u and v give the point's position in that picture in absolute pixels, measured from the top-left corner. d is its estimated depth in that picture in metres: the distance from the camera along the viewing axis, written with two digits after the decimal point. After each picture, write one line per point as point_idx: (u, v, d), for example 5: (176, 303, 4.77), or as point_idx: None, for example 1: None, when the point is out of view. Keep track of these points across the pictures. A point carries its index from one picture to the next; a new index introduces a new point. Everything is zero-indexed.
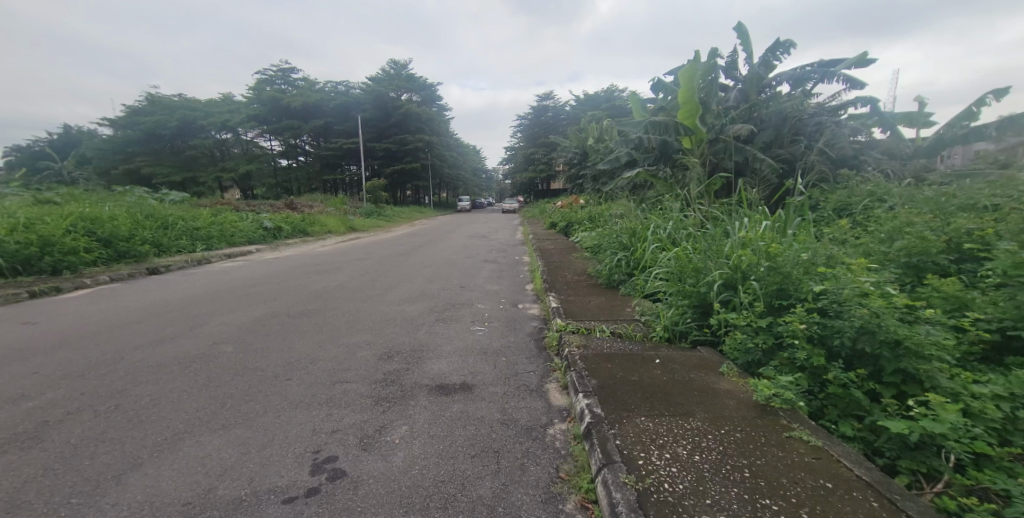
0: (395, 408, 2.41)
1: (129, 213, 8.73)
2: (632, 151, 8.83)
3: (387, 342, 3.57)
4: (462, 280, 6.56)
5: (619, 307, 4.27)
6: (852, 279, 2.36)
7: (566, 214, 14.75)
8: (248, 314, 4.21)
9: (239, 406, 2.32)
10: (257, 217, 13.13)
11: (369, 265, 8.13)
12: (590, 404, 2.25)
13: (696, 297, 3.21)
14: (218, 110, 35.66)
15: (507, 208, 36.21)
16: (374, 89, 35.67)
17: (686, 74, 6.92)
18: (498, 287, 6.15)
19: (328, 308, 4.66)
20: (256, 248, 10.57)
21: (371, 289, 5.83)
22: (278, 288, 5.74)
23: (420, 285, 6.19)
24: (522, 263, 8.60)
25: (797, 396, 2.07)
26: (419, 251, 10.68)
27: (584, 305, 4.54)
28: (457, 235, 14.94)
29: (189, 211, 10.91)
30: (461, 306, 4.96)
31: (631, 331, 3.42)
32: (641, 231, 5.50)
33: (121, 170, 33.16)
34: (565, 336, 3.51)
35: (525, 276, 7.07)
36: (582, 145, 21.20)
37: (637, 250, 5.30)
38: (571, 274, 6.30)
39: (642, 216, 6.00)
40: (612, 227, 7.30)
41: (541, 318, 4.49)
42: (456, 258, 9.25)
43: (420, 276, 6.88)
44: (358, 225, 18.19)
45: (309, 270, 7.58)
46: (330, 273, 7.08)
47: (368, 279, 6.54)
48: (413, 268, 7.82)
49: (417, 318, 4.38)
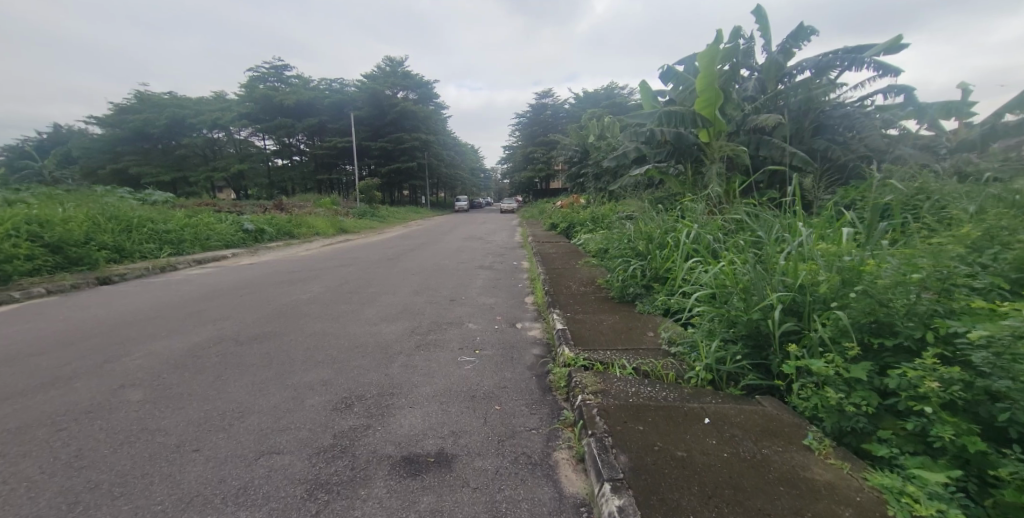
0: (333, 507, 1.65)
1: (88, 215, 7.99)
2: (642, 146, 8.10)
3: (348, 382, 2.81)
4: (452, 292, 5.81)
5: (639, 332, 3.53)
6: (1006, 312, 1.58)
7: (567, 215, 14.00)
8: (185, 342, 3.46)
9: (96, 510, 1.56)
10: (239, 218, 12.36)
11: (351, 273, 7.37)
12: (623, 510, 1.51)
13: (748, 327, 2.46)
14: (209, 109, 34.92)
15: (506, 208, 35.52)
16: (369, 87, 34.93)
17: (704, 58, 6.18)
18: (493, 300, 5.40)
19: (290, 330, 3.91)
20: (233, 252, 9.84)
21: (348, 303, 5.09)
22: (239, 302, 4.99)
23: (404, 298, 5.44)
24: (521, 269, 7.87)
25: (956, 508, 1.30)
26: (409, 255, 9.91)
27: (596, 327, 3.80)
28: (453, 237, 14.19)
29: (161, 214, 10.17)
30: (449, 326, 4.21)
31: (661, 370, 2.67)
32: (660, 237, 4.76)
33: (109, 170, 32.34)
34: (576, 374, 2.75)
35: (524, 285, 6.34)
36: (583, 143, 20.52)
37: (656, 259, 4.56)
38: (576, 285, 5.55)
39: (660, 219, 5.26)
40: (621, 229, 6.56)
41: (543, 343, 3.75)
42: (449, 264, 8.49)
43: (405, 287, 6.12)
44: (349, 226, 17.43)
45: (284, 278, 6.84)
46: (305, 282, 6.32)
47: (347, 290, 5.78)
48: (400, 276, 7.06)
49: (393, 344, 3.63)
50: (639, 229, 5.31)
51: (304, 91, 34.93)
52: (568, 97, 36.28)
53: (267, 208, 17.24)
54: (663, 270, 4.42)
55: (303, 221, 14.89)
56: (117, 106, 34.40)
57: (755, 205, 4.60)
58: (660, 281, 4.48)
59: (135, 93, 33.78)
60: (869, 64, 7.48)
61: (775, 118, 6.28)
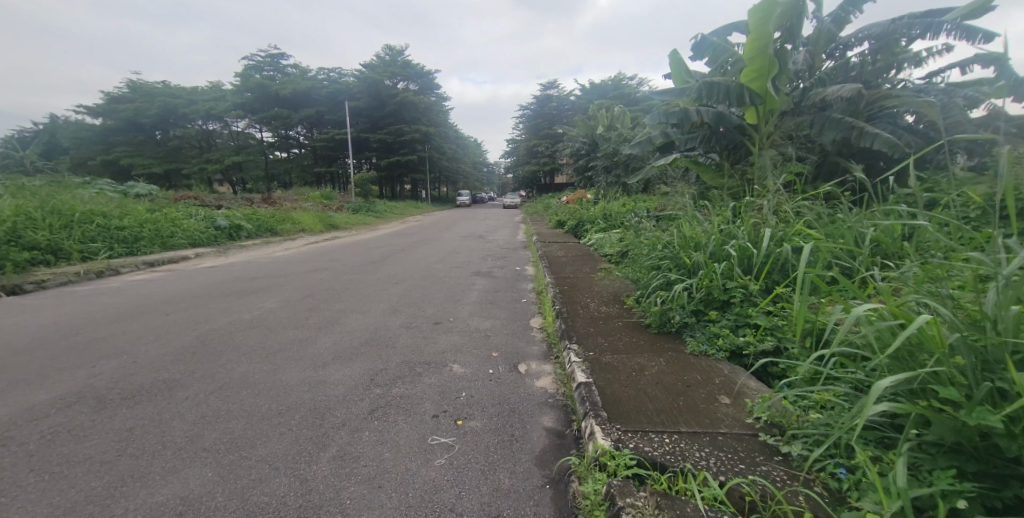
0: None
1: (19, 208, 6.81)
2: (670, 130, 6.91)
3: (227, 507, 1.62)
4: (439, 312, 4.61)
5: (705, 395, 2.34)
6: None
7: (574, 213, 12.78)
8: (17, 404, 2.29)
9: None
10: (214, 213, 11.16)
11: (324, 280, 6.19)
12: None
13: (974, 436, 1.27)
14: (203, 98, 33.73)
15: (509, 204, 34.40)
16: (368, 77, 33.70)
17: (757, 18, 4.87)
18: (491, 324, 4.20)
19: (198, 375, 2.73)
20: (199, 251, 8.68)
21: (302, 328, 3.90)
22: (156, 325, 3.81)
23: (376, 320, 4.25)
24: (525, 277, 6.71)
25: None
26: (398, 258, 8.72)
27: (633, 378, 2.62)
28: (450, 235, 13.01)
29: (118, 207, 9.00)
30: (426, 371, 3.02)
31: (782, 504, 1.47)
32: (714, 246, 3.59)
33: (98, 161, 31.14)
34: (626, 503, 1.55)
35: (529, 300, 5.17)
36: (591, 134, 19.36)
37: (710, 277, 3.40)
38: (596, 305, 4.38)
39: (706, 222, 4.07)
40: (649, 233, 5.38)
41: (558, 405, 2.57)
42: (442, 270, 7.30)
43: (381, 303, 4.92)
44: (340, 222, 16.22)
45: (240, 286, 5.65)
46: (260, 294, 5.14)
47: (308, 307, 4.59)
48: (380, 287, 5.86)
49: (336, 405, 2.46)
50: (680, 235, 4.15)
51: (301, 81, 33.71)
52: (574, 89, 35.03)
53: (252, 202, 16.02)
54: (721, 292, 3.26)
55: (287, 216, 13.67)
56: (108, 95, 33.16)
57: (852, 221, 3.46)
58: (715, 307, 3.31)
59: (127, 82, 32.62)
60: (950, 30, 6.11)
61: (850, 89, 5.05)
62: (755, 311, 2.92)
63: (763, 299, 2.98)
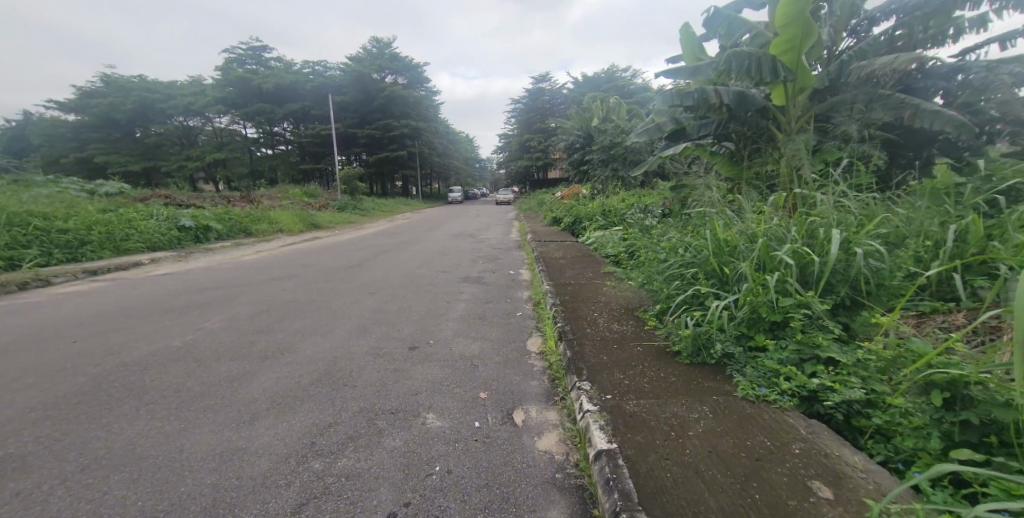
0: None
1: None
2: (681, 115, 6.26)
3: None
4: (418, 331, 3.84)
5: (787, 478, 1.61)
6: None
7: (570, 209, 12.03)
8: None
9: None
10: (179, 213, 10.26)
11: (290, 291, 5.40)
12: None
13: None
14: (181, 93, 32.45)
15: (502, 200, 33.70)
16: (354, 69, 32.73)
17: None
18: (479, 349, 3.44)
19: (63, 444, 1.94)
20: (156, 256, 7.80)
21: (242, 358, 3.11)
22: (50, 357, 2.99)
23: (339, 344, 3.47)
24: (520, 283, 5.96)
25: None
26: (380, 261, 7.93)
27: (676, 443, 1.88)
28: (438, 235, 12.22)
29: (65, 207, 8.08)
30: (390, 429, 2.25)
31: None
32: (760, 252, 2.86)
33: (70, 159, 29.77)
34: None
35: (526, 315, 4.42)
36: (585, 126, 18.67)
37: (761, 293, 2.66)
38: (606, 325, 3.64)
39: (743, 222, 3.35)
40: (666, 237, 4.68)
41: (573, 486, 1.82)
42: (426, 276, 6.52)
43: (351, 321, 4.15)
44: (321, 220, 15.31)
45: (188, 299, 4.84)
46: (205, 311, 4.32)
47: (259, 328, 3.80)
48: (353, 299, 5.07)
49: (252, 499, 1.69)
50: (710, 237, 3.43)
51: (284, 75, 32.61)
52: (567, 82, 34.40)
53: (227, 201, 15.10)
54: (774, 313, 2.54)
55: (263, 215, 12.77)
56: (81, 90, 31.77)
57: (928, 236, 2.85)
58: (762, 331, 2.60)
59: (101, 76, 31.32)
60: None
61: (906, 59, 4.30)
62: (828, 345, 2.23)
63: (835, 333, 2.31)
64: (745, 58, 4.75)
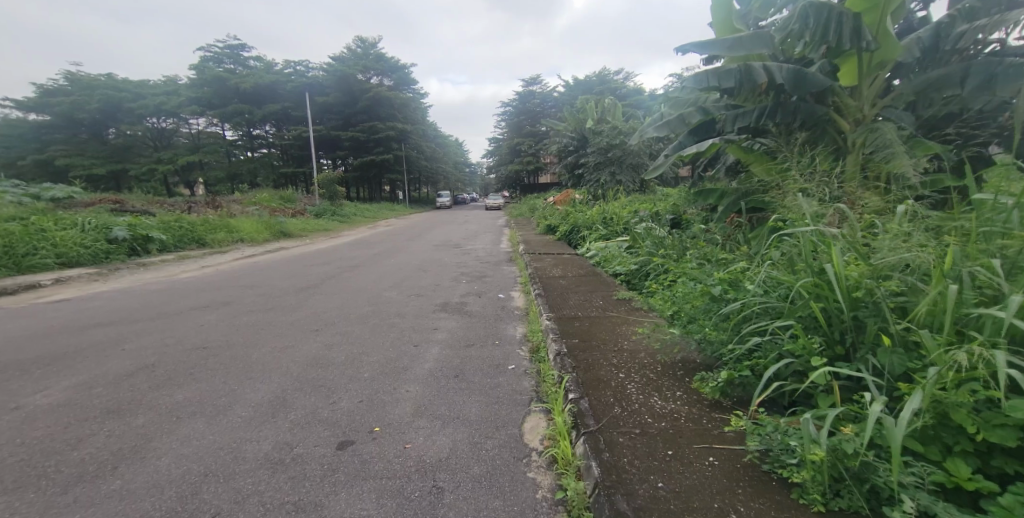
0: None
1: None
2: (710, 106, 5.10)
3: None
4: (360, 408, 2.59)
5: None
6: None
7: (566, 217, 10.85)
8: None
9: None
10: (115, 221, 8.86)
11: (209, 329, 4.09)
12: None
13: None
14: (152, 92, 30.72)
15: (491, 205, 32.59)
16: (337, 70, 31.42)
17: None
18: (449, 448, 2.20)
19: None
20: (65, 275, 6.40)
21: (31, 481, 1.81)
22: None
23: (225, 440, 2.17)
24: (510, 313, 4.73)
25: None
26: (343, 281, 6.64)
27: None
28: (419, 245, 10.95)
29: None
30: None
31: None
32: (931, 302, 1.64)
33: (29, 161, 27.86)
34: None
35: (519, 371, 3.19)
36: (579, 127, 17.62)
37: (954, 383, 1.44)
38: (643, 402, 2.42)
39: (858, 246, 2.15)
40: (711, 264, 3.49)
41: None
42: (396, 302, 5.26)
43: (267, 386, 2.86)
44: (292, 227, 13.92)
45: (51, 345, 3.51)
46: (54, 368, 2.99)
47: (113, 402, 2.50)
48: (288, 342, 3.79)
49: None
50: (801, 273, 2.25)
51: (264, 74, 31.12)
52: (557, 84, 33.53)
53: (186, 207, 13.62)
54: (998, 431, 1.33)
55: (221, 223, 11.36)
56: (43, 88, 29.89)
57: None
58: (964, 459, 1.39)
59: (65, 74, 29.47)
60: None
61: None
62: None
63: None
64: (824, 9, 3.43)
